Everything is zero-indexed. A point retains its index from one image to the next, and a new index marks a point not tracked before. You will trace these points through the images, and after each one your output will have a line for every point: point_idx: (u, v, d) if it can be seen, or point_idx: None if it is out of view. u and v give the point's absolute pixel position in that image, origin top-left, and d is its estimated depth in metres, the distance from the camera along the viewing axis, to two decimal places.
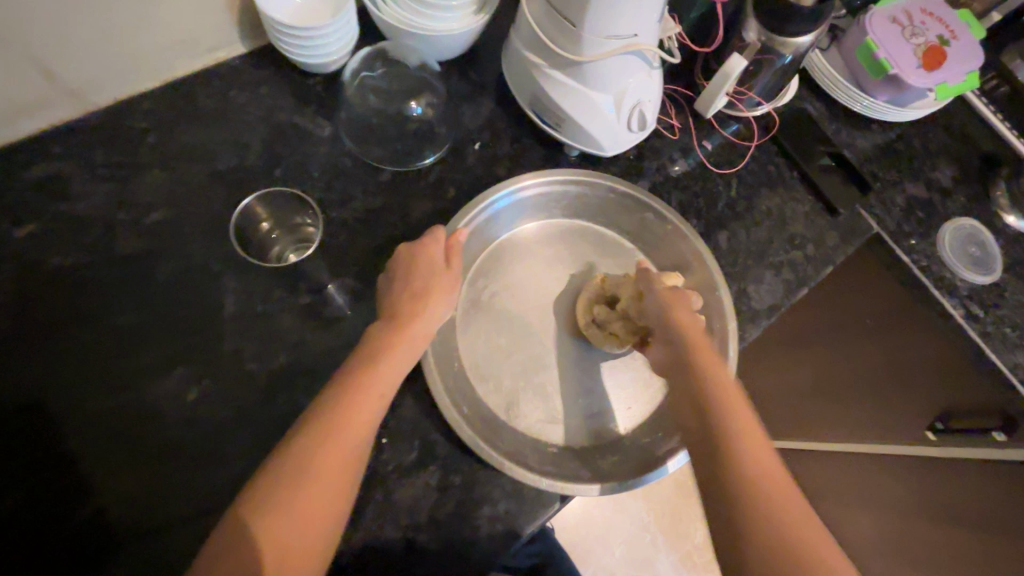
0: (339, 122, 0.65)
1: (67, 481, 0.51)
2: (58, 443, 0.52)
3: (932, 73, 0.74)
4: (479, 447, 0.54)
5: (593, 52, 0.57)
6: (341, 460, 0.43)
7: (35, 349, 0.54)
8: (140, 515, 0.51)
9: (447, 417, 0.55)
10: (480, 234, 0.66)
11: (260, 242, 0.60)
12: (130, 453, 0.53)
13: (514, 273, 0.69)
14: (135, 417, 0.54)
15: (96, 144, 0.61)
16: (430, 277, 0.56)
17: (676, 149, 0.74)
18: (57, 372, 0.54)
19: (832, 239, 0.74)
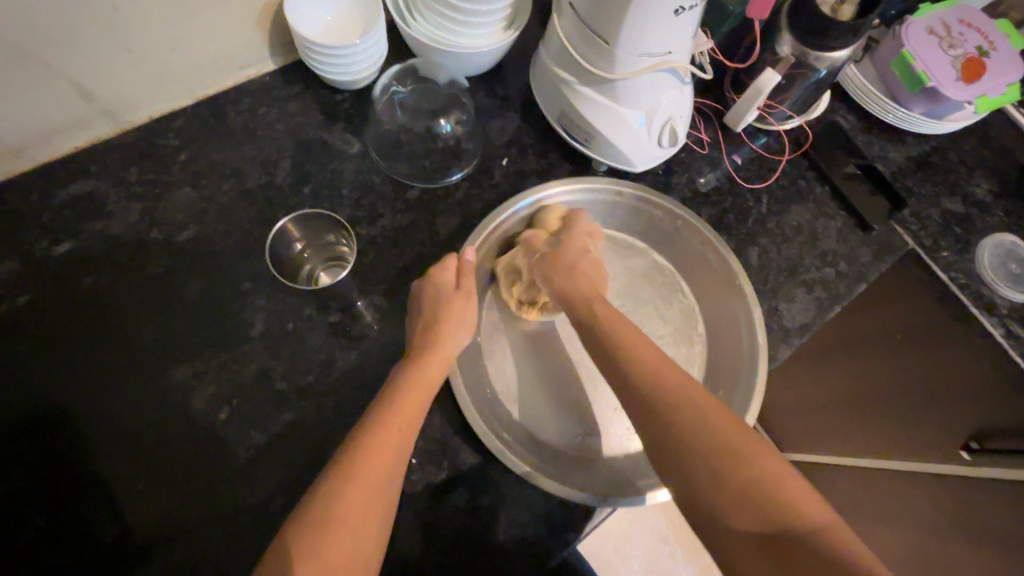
0: (367, 138, 0.65)
1: (98, 500, 0.52)
2: (87, 461, 0.53)
3: (970, 85, 0.72)
4: (507, 460, 0.55)
5: (625, 69, 0.56)
6: (369, 500, 0.42)
7: (69, 365, 0.55)
8: (171, 533, 0.51)
9: (475, 429, 0.56)
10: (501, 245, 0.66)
11: (295, 264, 0.60)
12: (159, 472, 0.53)
13: None
14: (163, 436, 0.54)
15: (130, 162, 0.61)
16: (445, 302, 0.56)
17: (705, 164, 0.73)
18: (88, 390, 0.55)
19: (865, 256, 0.72)
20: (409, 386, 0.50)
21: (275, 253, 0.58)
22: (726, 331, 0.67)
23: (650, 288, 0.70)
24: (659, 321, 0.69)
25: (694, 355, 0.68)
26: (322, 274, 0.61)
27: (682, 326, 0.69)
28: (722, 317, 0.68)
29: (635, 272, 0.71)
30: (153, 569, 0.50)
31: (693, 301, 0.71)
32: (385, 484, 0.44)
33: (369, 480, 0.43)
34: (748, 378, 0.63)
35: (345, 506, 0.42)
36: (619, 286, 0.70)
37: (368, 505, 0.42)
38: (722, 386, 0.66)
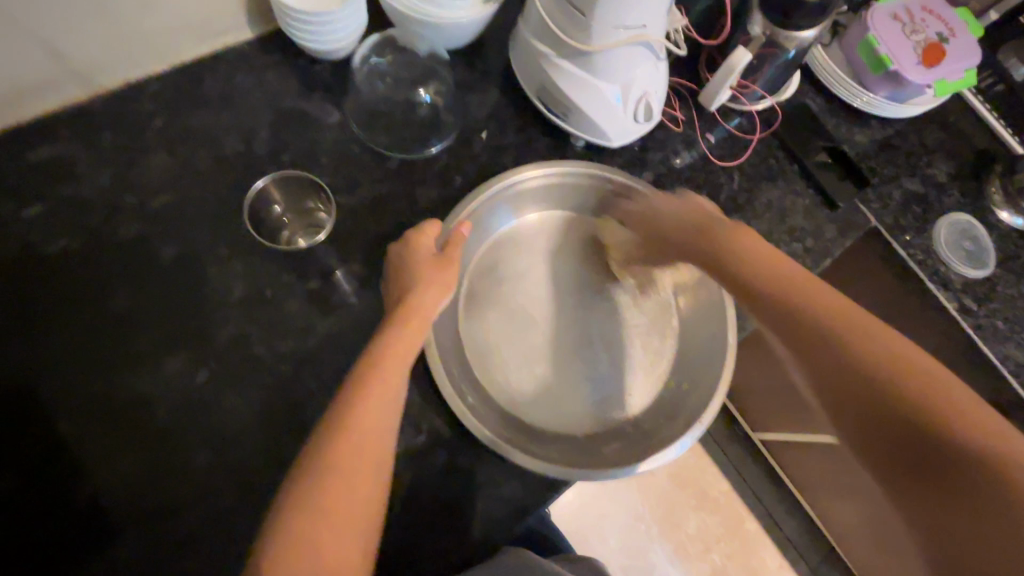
0: (347, 108, 0.66)
1: (68, 465, 0.52)
2: (64, 426, 0.53)
3: (930, 69, 0.76)
4: (471, 424, 0.55)
5: (602, 41, 0.57)
6: (359, 452, 0.44)
7: (41, 332, 0.54)
8: (148, 498, 0.52)
9: (453, 405, 0.56)
10: (481, 224, 0.66)
11: (272, 224, 0.62)
12: (137, 437, 0.53)
13: (516, 264, 0.68)
14: (137, 402, 0.54)
15: (103, 128, 0.60)
16: (425, 266, 0.56)
17: (680, 141, 0.75)
18: (58, 356, 0.54)
19: (831, 232, 0.75)
20: (395, 344, 0.50)
21: (252, 209, 0.60)
22: (701, 323, 0.68)
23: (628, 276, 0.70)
24: (637, 314, 0.69)
25: (665, 349, 0.68)
26: (302, 239, 0.62)
27: (659, 315, 0.69)
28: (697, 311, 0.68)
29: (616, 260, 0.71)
30: (132, 534, 0.51)
31: (669, 295, 0.70)
32: (381, 433, 0.46)
33: (355, 428, 0.45)
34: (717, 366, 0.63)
35: (338, 454, 0.44)
36: (600, 272, 0.70)
37: (359, 457, 0.44)
38: (697, 364, 0.66)
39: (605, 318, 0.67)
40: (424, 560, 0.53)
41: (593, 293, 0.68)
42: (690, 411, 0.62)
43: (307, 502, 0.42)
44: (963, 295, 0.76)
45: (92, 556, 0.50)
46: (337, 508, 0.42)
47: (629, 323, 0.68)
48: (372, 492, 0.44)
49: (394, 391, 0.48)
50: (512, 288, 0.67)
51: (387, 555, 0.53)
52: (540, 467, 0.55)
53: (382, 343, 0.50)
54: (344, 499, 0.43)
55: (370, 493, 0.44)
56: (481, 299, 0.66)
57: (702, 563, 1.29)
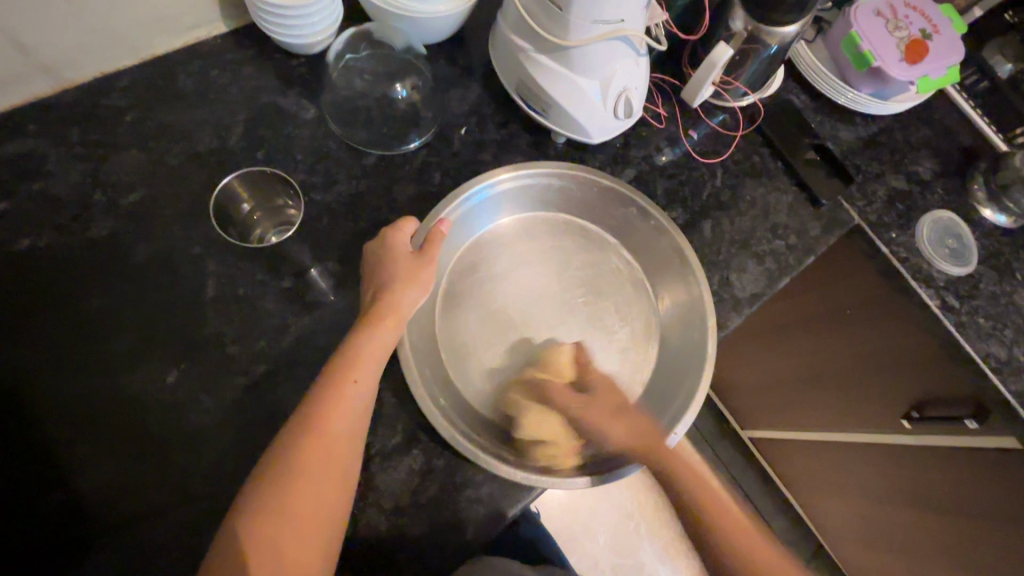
0: (323, 103, 0.65)
1: (42, 465, 0.51)
2: (31, 428, 0.51)
3: (913, 66, 0.76)
4: (438, 423, 0.54)
5: (580, 36, 0.56)
6: (324, 454, 0.44)
7: (7, 331, 0.53)
8: (118, 501, 0.51)
9: (423, 408, 0.54)
10: (459, 227, 0.66)
11: (241, 220, 0.58)
12: (111, 438, 0.52)
13: (494, 270, 0.68)
14: (112, 401, 0.53)
15: (73, 123, 0.59)
16: (399, 266, 0.54)
17: (663, 138, 0.74)
18: (29, 355, 0.53)
19: (814, 230, 0.75)
20: (366, 346, 0.49)
21: (218, 204, 0.56)
22: (683, 325, 0.67)
23: (609, 280, 0.70)
24: (617, 318, 0.68)
25: (646, 355, 0.68)
26: (271, 238, 0.60)
27: (640, 317, 0.69)
28: (677, 314, 0.68)
29: (596, 263, 0.71)
30: (100, 539, 0.49)
31: (651, 299, 0.70)
32: (349, 437, 0.46)
33: (326, 433, 0.45)
34: (695, 371, 0.63)
35: (304, 456, 0.43)
36: (581, 277, 0.70)
37: (325, 459, 0.44)
38: (677, 366, 0.65)
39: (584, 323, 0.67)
40: (398, 562, 0.53)
41: (572, 298, 0.68)
42: (669, 414, 0.62)
43: (270, 504, 0.42)
44: (946, 293, 0.76)
45: (65, 558, 0.49)
46: (299, 512, 0.42)
47: (609, 326, 0.68)
48: (337, 496, 0.44)
49: (365, 394, 0.47)
50: (490, 293, 0.67)
51: (362, 556, 0.52)
52: (516, 475, 0.54)
53: (360, 343, 0.49)
54: (312, 503, 0.43)
55: (334, 499, 0.44)
56: (459, 304, 0.65)
57: (690, 562, 1.29)
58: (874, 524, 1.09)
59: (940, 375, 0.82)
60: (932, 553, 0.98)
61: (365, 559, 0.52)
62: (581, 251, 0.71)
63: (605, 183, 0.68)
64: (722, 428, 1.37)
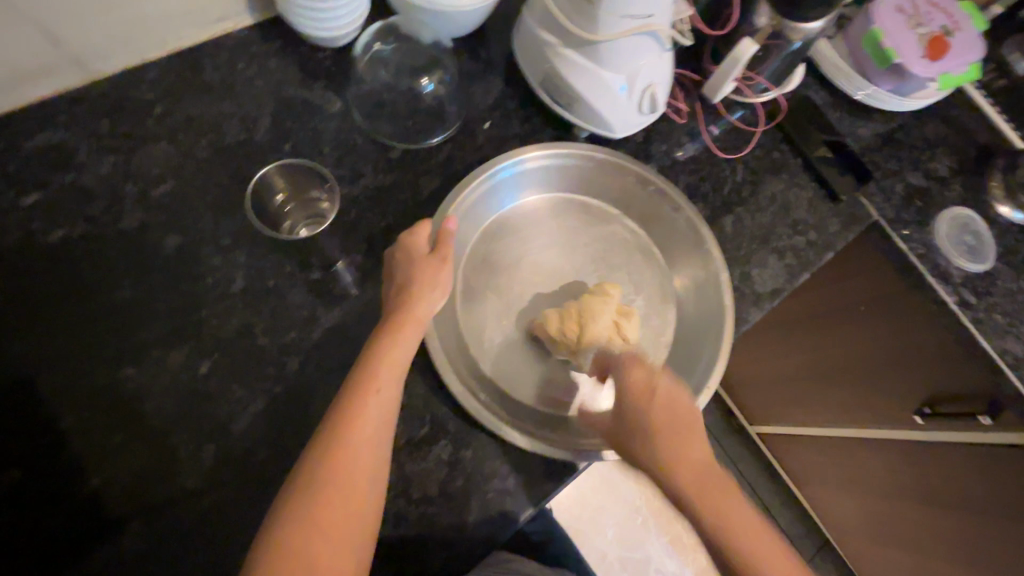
0: (348, 97, 0.65)
1: (68, 457, 0.51)
2: (64, 419, 0.52)
3: (934, 63, 0.76)
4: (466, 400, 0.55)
5: (608, 32, 0.57)
6: (353, 458, 0.43)
7: (37, 322, 0.54)
8: (150, 491, 0.51)
9: (453, 390, 0.56)
10: (476, 211, 0.66)
11: (275, 216, 0.59)
12: (135, 431, 0.52)
13: (510, 249, 0.68)
14: (137, 392, 0.53)
15: (102, 115, 0.59)
16: (417, 269, 0.54)
17: (684, 133, 0.75)
18: (56, 347, 0.53)
19: (833, 226, 0.75)
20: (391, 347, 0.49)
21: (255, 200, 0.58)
22: (698, 298, 0.67)
23: (623, 255, 0.70)
24: (632, 291, 0.68)
25: (665, 326, 0.68)
26: (302, 231, 0.59)
27: (656, 289, 0.69)
28: (693, 288, 0.68)
29: (607, 239, 0.70)
30: (136, 527, 0.50)
31: (666, 275, 0.70)
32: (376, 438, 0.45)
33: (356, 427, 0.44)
34: (714, 342, 0.63)
35: (332, 461, 0.43)
36: (595, 253, 0.69)
37: (354, 462, 0.43)
38: (695, 336, 0.66)
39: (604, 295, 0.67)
40: (426, 551, 0.53)
41: (589, 272, 0.68)
42: (691, 383, 0.62)
43: (298, 510, 0.41)
44: (962, 289, 0.76)
45: (94, 548, 0.49)
46: (325, 522, 0.41)
47: (627, 300, 0.68)
48: (366, 498, 0.43)
49: (393, 394, 0.47)
50: (508, 272, 0.67)
51: (391, 545, 0.53)
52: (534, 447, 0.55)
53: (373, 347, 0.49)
54: (335, 510, 0.42)
55: (365, 501, 0.43)
56: (482, 274, 0.66)
57: (698, 555, 1.30)
58: (881, 520, 1.10)
59: (957, 371, 0.82)
60: (938, 549, 0.99)
61: (394, 548, 0.53)
62: (593, 228, 0.70)
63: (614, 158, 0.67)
64: (731, 422, 1.38)
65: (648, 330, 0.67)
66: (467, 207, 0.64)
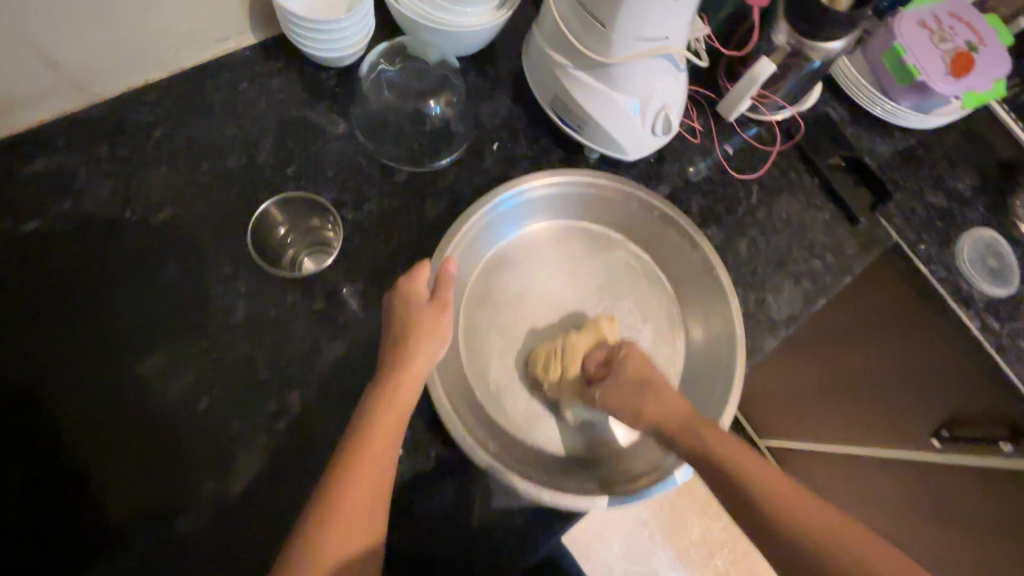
0: (353, 118, 0.63)
1: (72, 482, 0.50)
2: (65, 431, 0.51)
3: (958, 80, 0.73)
4: (467, 446, 0.52)
5: (622, 54, 0.55)
6: (356, 519, 0.42)
7: (39, 336, 0.53)
8: (150, 505, 0.50)
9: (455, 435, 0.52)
10: (479, 243, 0.63)
11: (277, 250, 0.59)
12: (138, 457, 0.51)
13: (514, 280, 0.65)
14: (139, 421, 0.52)
15: (101, 139, 0.58)
16: (416, 314, 0.52)
17: (697, 153, 0.72)
18: (60, 371, 0.53)
19: (851, 248, 0.73)
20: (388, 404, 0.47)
21: (257, 239, 0.58)
22: (709, 329, 0.64)
23: (629, 284, 0.67)
24: (640, 321, 0.66)
25: (674, 359, 0.65)
26: (307, 261, 0.60)
27: (664, 319, 0.67)
28: (704, 320, 0.64)
29: (614, 267, 0.68)
30: (135, 544, 0.49)
31: (676, 304, 0.67)
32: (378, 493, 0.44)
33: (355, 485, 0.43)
34: (726, 379, 0.59)
35: (330, 523, 0.41)
36: (601, 282, 0.67)
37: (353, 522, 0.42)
38: (706, 370, 0.63)
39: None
40: None
41: (594, 304, 0.66)
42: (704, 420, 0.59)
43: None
44: (984, 314, 0.73)
45: None
46: None
47: (636, 330, 0.66)
48: (366, 555, 0.42)
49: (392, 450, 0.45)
50: (512, 304, 0.65)
51: None
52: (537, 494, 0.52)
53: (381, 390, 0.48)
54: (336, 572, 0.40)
55: (365, 561, 0.42)
56: (484, 307, 0.64)
57: (706, 570, 1.28)
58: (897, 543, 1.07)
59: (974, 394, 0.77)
60: None
61: None
62: (598, 256, 0.68)
63: (621, 186, 0.64)
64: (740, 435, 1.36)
65: (659, 361, 0.65)
66: (469, 240, 0.61)
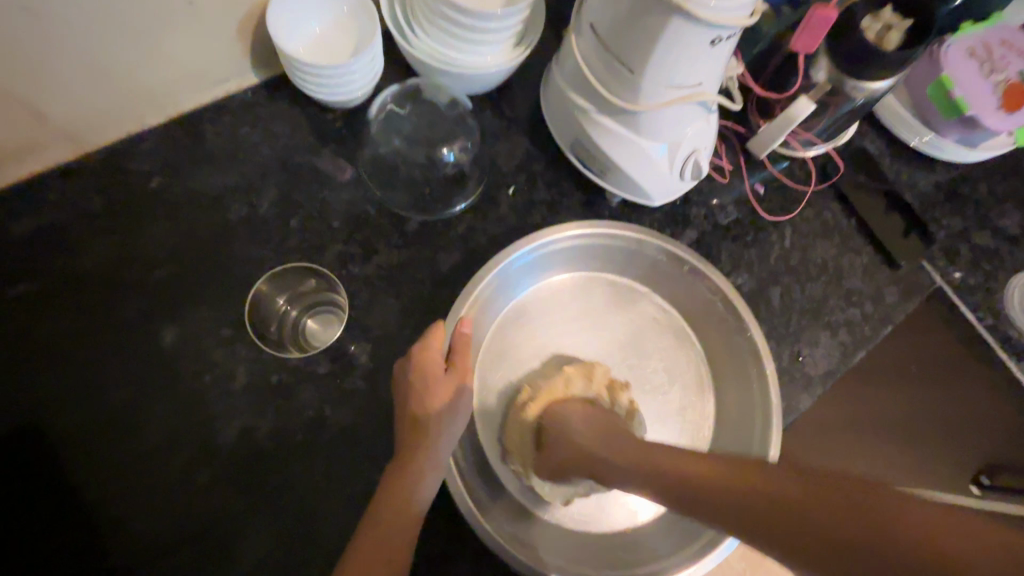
0: (361, 164, 0.60)
1: (78, 534, 0.48)
2: (60, 494, 0.48)
3: (1012, 115, 0.67)
4: (484, 533, 0.48)
5: (651, 101, 0.50)
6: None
7: (33, 400, 0.50)
8: (150, 570, 0.48)
9: (472, 521, 0.48)
10: (492, 303, 0.59)
11: (278, 322, 0.56)
12: (150, 509, 0.49)
13: (527, 340, 0.62)
14: (142, 485, 0.49)
15: (96, 190, 0.55)
16: (428, 389, 0.48)
17: (727, 194, 0.68)
18: (71, 418, 0.50)
19: (892, 295, 0.68)
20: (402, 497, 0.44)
21: (256, 321, 0.55)
22: (740, 391, 0.60)
23: (653, 337, 0.63)
24: (666, 378, 0.62)
25: (702, 423, 0.61)
26: (311, 321, 0.56)
27: (691, 378, 0.63)
28: (734, 384, 0.60)
29: (638, 321, 0.64)
30: None
31: (705, 363, 0.63)
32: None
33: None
34: (760, 452, 0.55)
35: None
36: (621, 338, 0.63)
37: None
38: (739, 436, 0.59)
39: (629, 388, 0.61)
40: None
41: (615, 361, 0.62)
42: None
43: None
44: None
45: None
46: None
47: (661, 390, 0.62)
48: None
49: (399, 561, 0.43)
50: (524, 365, 0.61)
51: None
52: None
53: (404, 467, 0.46)
54: None
55: None
56: (498, 367, 0.60)
57: None
58: None
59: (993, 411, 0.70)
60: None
61: None
62: (619, 309, 0.64)
63: (647, 240, 0.60)
64: None
65: (687, 423, 0.61)
66: (483, 301, 0.57)
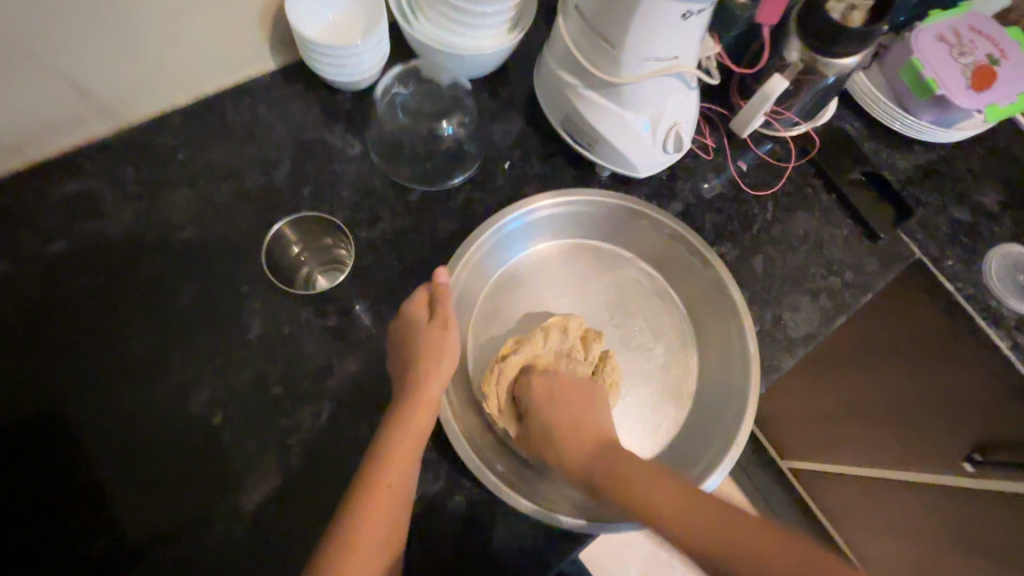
0: (368, 139, 0.65)
1: (87, 481, 0.51)
2: (75, 441, 0.53)
3: (981, 94, 0.71)
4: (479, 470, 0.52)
5: (631, 74, 0.55)
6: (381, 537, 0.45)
7: (64, 349, 0.55)
8: (163, 503, 0.51)
9: (466, 457, 0.52)
10: (485, 264, 0.63)
11: (292, 269, 0.61)
12: (156, 458, 0.53)
13: (518, 301, 0.65)
14: (153, 432, 0.53)
15: (128, 162, 0.60)
16: (427, 335, 0.53)
17: (710, 169, 0.72)
18: (86, 375, 0.54)
19: (871, 265, 0.71)
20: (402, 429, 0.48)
21: (272, 260, 0.60)
22: (722, 350, 0.63)
23: (639, 300, 0.67)
24: (652, 338, 0.66)
25: (686, 380, 0.65)
26: (320, 277, 0.62)
27: (675, 338, 0.66)
28: (717, 344, 0.64)
29: (625, 285, 0.68)
30: (141, 546, 0.50)
31: (689, 324, 0.67)
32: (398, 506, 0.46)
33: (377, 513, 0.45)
34: (739, 401, 0.58)
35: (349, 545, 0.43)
36: (608, 300, 0.67)
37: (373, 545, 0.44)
38: (722, 390, 0.62)
39: (614, 346, 0.65)
40: None
41: (603, 321, 0.66)
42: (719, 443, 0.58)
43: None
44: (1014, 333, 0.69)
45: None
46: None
47: (646, 349, 0.65)
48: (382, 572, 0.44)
49: (398, 494, 0.46)
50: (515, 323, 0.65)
51: None
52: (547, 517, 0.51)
53: (405, 399, 0.50)
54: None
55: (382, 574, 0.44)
56: (495, 324, 0.64)
57: None
58: None
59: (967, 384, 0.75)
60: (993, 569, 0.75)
61: None
62: (606, 274, 0.68)
63: (630, 206, 0.64)
64: None
65: (673, 381, 0.64)
66: (476, 261, 0.62)
